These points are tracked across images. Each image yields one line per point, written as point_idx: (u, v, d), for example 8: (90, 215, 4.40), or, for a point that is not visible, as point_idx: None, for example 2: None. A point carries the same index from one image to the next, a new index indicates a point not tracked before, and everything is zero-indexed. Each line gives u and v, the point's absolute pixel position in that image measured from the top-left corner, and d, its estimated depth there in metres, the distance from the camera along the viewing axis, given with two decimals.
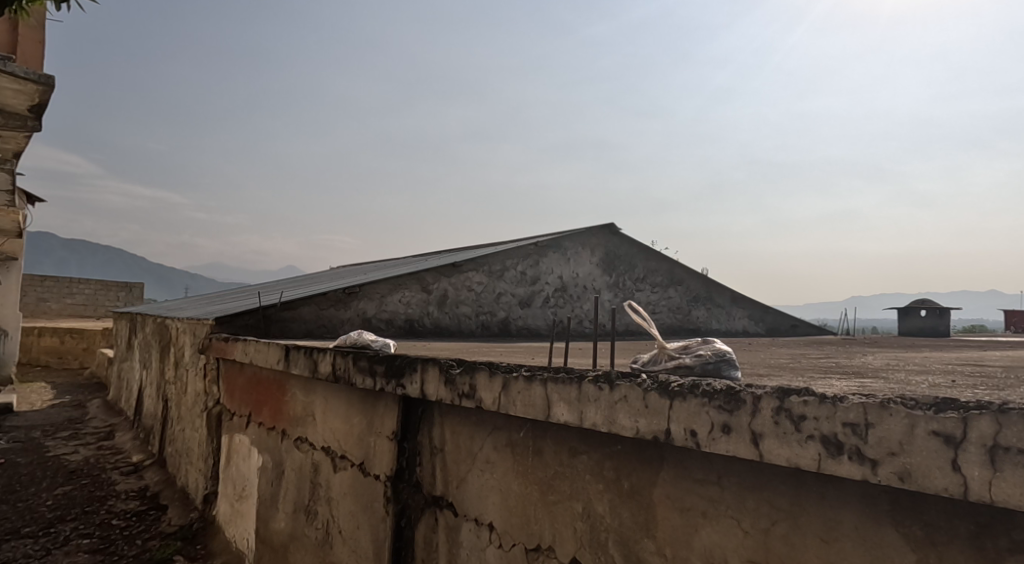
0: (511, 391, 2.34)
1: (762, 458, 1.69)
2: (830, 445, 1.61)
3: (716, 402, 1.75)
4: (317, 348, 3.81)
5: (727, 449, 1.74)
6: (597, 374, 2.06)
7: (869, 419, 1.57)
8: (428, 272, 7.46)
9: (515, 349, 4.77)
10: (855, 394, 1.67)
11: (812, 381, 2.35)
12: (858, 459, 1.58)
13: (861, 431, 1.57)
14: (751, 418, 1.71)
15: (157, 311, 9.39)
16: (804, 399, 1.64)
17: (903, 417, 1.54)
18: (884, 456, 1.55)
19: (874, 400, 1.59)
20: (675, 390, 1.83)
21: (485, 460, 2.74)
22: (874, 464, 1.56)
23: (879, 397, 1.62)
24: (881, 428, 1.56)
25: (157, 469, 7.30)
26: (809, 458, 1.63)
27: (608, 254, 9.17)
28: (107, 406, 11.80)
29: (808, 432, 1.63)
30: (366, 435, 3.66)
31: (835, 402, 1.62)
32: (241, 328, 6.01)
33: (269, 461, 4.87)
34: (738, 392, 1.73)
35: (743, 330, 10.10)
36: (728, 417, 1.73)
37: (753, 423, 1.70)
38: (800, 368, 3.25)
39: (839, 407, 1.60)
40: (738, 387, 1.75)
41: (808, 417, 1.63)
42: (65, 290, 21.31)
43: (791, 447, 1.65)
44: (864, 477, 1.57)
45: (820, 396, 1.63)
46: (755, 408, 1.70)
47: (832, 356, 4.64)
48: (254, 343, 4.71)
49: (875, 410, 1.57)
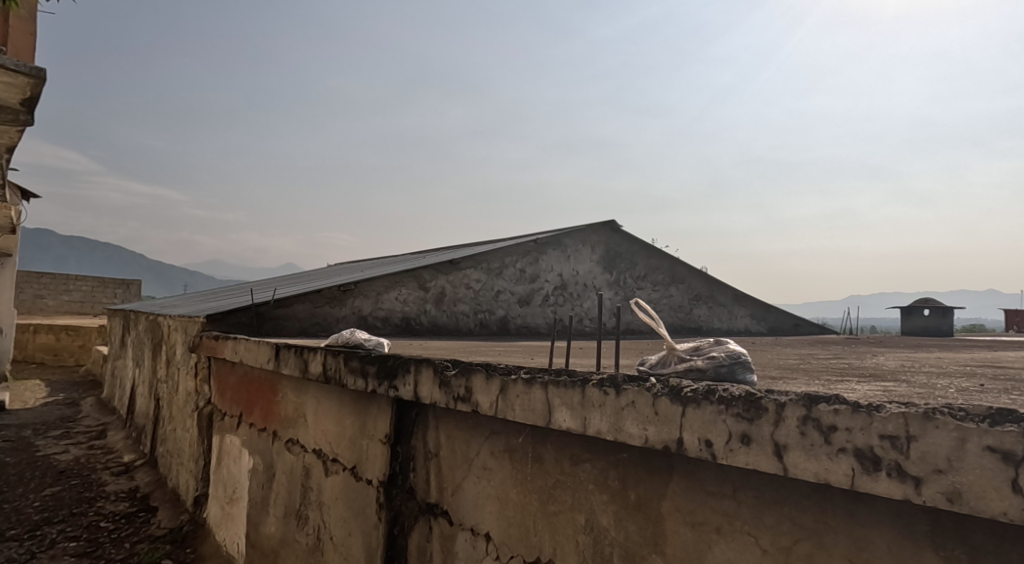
0: (509, 394, 2.19)
1: (787, 472, 1.56)
2: (864, 460, 1.47)
3: (734, 409, 1.62)
4: (307, 347, 3.65)
5: (747, 461, 1.60)
6: (601, 377, 1.91)
7: (911, 432, 1.43)
8: (425, 269, 7.31)
9: (514, 348, 4.62)
10: (894, 401, 1.53)
11: (830, 385, 2.21)
12: (897, 476, 1.44)
13: (901, 445, 1.44)
14: (774, 428, 1.58)
15: (150, 307, 9.23)
16: (835, 408, 1.51)
17: (952, 430, 1.40)
18: (929, 473, 1.42)
19: (916, 410, 1.45)
20: (688, 395, 1.69)
21: (482, 466, 2.60)
22: (918, 483, 1.42)
23: (922, 406, 1.48)
24: (925, 442, 1.42)
25: (148, 469, 7.15)
26: (840, 474, 1.50)
27: (609, 252, 9.02)
28: (100, 404, 11.64)
29: (840, 444, 1.50)
30: (358, 438, 3.52)
31: (871, 411, 1.48)
32: (233, 326, 5.86)
33: (260, 463, 4.72)
34: (758, 399, 1.59)
35: (745, 329, 9.96)
36: (748, 426, 1.60)
37: (776, 433, 1.57)
38: (812, 369, 3.10)
39: (875, 418, 1.47)
40: (758, 393, 1.62)
41: (840, 427, 1.50)
42: (62, 287, 21.11)
43: (820, 461, 1.52)
44: (906, 497, 1.43)
45: (853, 405, 1.50)
46: (778, 417, 1.56)
47: (841, 357, 4.50)
48: (244, 342, 4.56)
49: (919, 422, 1.43)
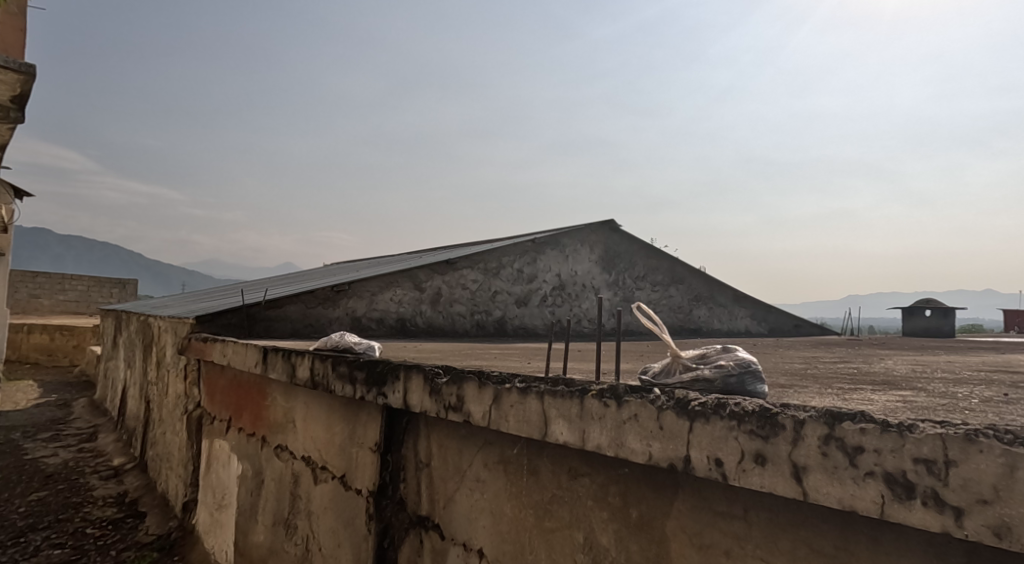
0: (502, 404, 2.06)
1: (807, 497, 1.45)
2: (897, 487, 1.37)
3: (748, 426, 1.51)
4: (295, 351, 3.52)
5: (762, 483, 1.50)
6: (601, 387, 1.79)
7: (951, 456, 1.34)
8: (421, 269, 7.17)
9: (511, 351, 4.49)
10: (929, 420, 1.43)
11: (844, 394, 2.08)
12: (934, 505, 1.34)
13: (939, 470, 1.34)
14: (791, 447, 1.48)
15: (142, 308, 9.08)
16: (862, 427, 1.41)
17: (998, 456, 1.30)
18: (972, 504, 1.31)
19: (956, 432, 1.35)
20: (696, 409, 1.58)
21: (474, 478, 2.47)
22: (958, 514, 1.32)
23: (961, 426, 1.38)
24: (967, 468, 1.32)
25: (137, 473, 7.01)
26: (868, 501, 1.40)
27: (608, 251, 8.89)
28: (93, 405, 11.49)
29: (867, 468, 1.40)
30: (348, 446, 3.38)
31: (904, 432, 1.39)
32: (224, 327, 5.73)
33: (249, 469, 4.58)
34: (774, 415, 1.50)
35: (745, 330, 9.84)
36: (763, 445, 1.49)
37: (794, 453, 1.47)
38: (821, 375, 2.98)
39: (909, 439, 1.37)
40: (774, 409, 1.52)
41: (867, 450, 1.40)
42: (58, 286, 20.92)
43: (845, 486, 1.42)
44: (943, 528, 1.33)
45: (884, 425, 1.40)
46: (797, 436, 1.46)
47: (847, 360, 4.37)
48: (232, 344, 4.42)
49: (959, 445, 1.33)
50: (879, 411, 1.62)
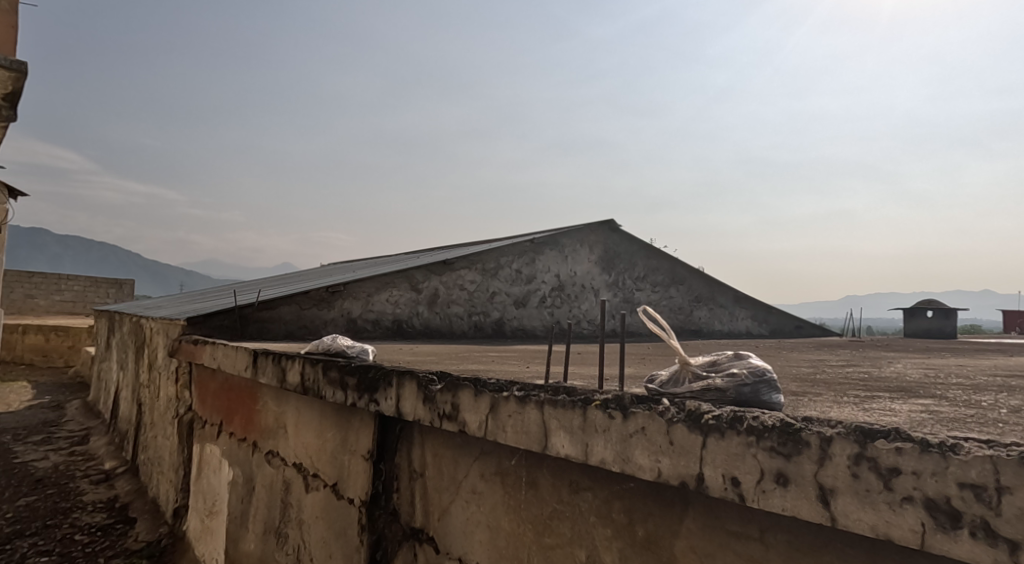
0: (499, 413, 1.94)
1: (835, 522, 1.37)
2: (939, 514, 1.29)
3: (767, 442, 1.44)
4: (285, 354, 3.39)
5: (783, 505, 1.42)
6: (606, 398, 1.70)
7: (1003, 482, 1.25)
8: (418, 269, 7.05)
9: (509, 354, 4.37)
10: (974, 440, 1.35)
11: (862, 402, 1.96)
12: (984, 536, 1.25)
13: (988, 497, 1.25)
14: (817, 467, 1.40)
15: (135, 308, 8.95)
16: (898, 447, 1.33)
17: None
18: None
19: (1007, 455, 1.27)
20: (709, 423, 1.51)
21: (470, 490, 2.35)
22: (1013, 547, 1.23)
23: (1011, 448, 1.29)
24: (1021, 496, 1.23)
25: (128, 477, 6.88)
26: (906, 529, 1.31)
27: (608, 252, 8.77)
28: (87, 407, 11.35)
29: (905, 493, 1.32)
30: (340, 453, 3.26)
31: (947, 453, 1.30)
32: (216, 329, 5.60)
33: (239, 475, 4.46)
34: (797, 431, 1.42)
35: (746, 331, 9.73)
36: (785, 464, 1.42)
37: (821, 474, 1.39)
38: (832, 380, 2.86)
39: (953, 462, 1.29)
40: (796, 424, 1.44)
41: (905, 472, 1.32)
42: (54, 287, 20.74)
43: (879, 512, 1.33)
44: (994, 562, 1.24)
45: (923, 445, 1.32)
46: (824, 455, 1.38)
47: (855, 363, 4.25)
48: (222, 347, 4.30)
49: (1012, 471, 1.24)
50: (911, 424, 1.53)
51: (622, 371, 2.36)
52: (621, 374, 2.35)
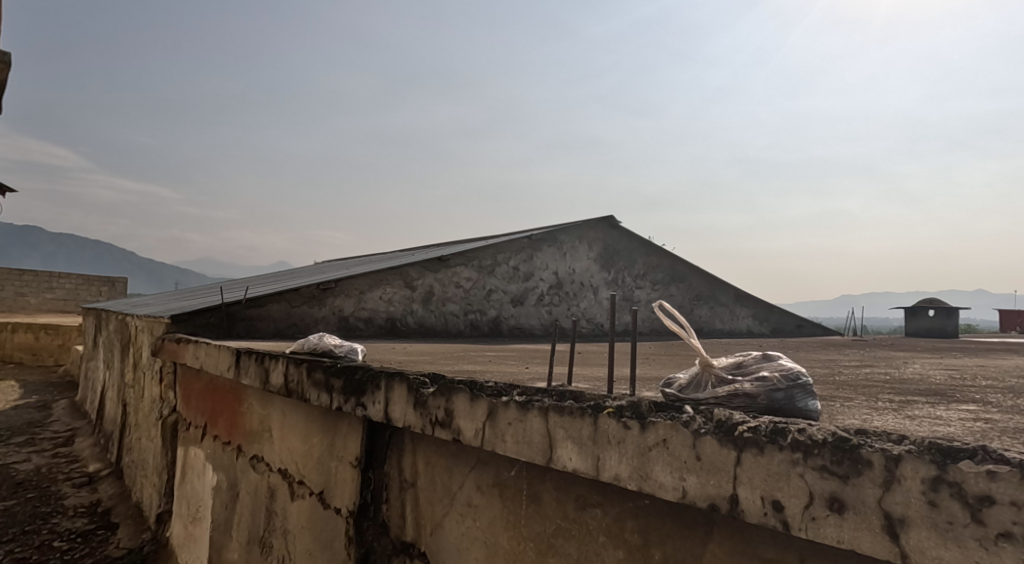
0: (498, 421, 1.74)
1: (906, 558, 1.21)
2: None
3: (820, 462, 1.28)
4: (268, 354, 3.19)
5: (839, 535, 1.26)
6: (619, 404, 1.52)
7: None
8: (412, 266, 6.83)
9: (507, 353, 4.18)
10: None
11: (901, 408, 1.77)
12: None
13: None
14: (881, 492, 1.24)
15: (121, 306, 8.70)
16: (986, 471, 1.17)
17: None
18: None
19: None
20: (744, 437, 1.35)
21: (466, 503, 2.16)
22: None
23: None
24: None
25: (112, 481, 6.66)
26: None
27: (607, 249, 8.58)
28: (75, 407, 11.09)
29: (999, 528, 1.15)
30: (327, 459, 3.06)
31: None
32: (202, 327, 5.39)
33: (223, 480, 4.25)
34: (857, 449, 1.27)
35: (747, 329, 9.57)
36: (842, 486, 1.26)
37: (886, 500, 1.23)
38: (854, 384, 2.65)
39: None
40: (856, 441, 1.29)
41: (1000, 502, 1.15)
42: (45, 284, 20.41)
43: (964, 548, 1.17)
44: None
45: (1019, 471, 1.15)
46: (892, 478, 1.23)
47: (869, 364, 4.06)
48: (205, 346, 4.09)
49: None
50: (985, 438, 1.36)
51: (632, 371, 2.16)
52: (633, 373, 2.15)
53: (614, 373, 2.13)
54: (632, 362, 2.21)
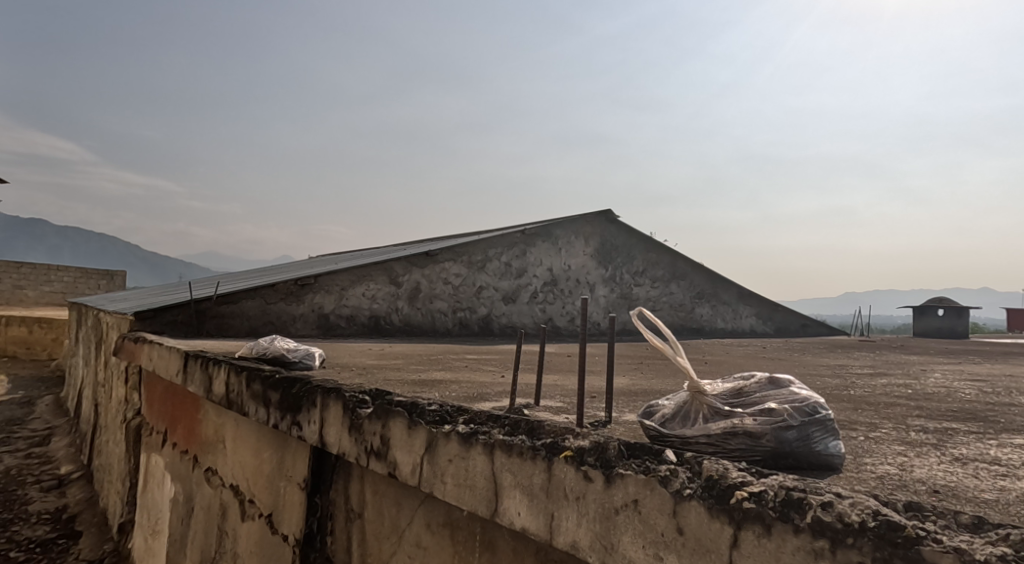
0: (437, 455, 1.42)
1: None
2: None
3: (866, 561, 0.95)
4: (212, 360, 2.86)
5: None
6: (581, 446, 1.24)
7: None
8: (397, 262, 6.47)
9: (488, 357, 3.83)
10: None
11: (942, 442, 1.43)
12: None
13: None
14: None
15: (99, 301, 8.35)
16: None
17: None
18: None
19: None
20: (747, 510, 1.03)
21: (415, 544, 1.82)
22: None
23: None
24: None
25: (82, 485, 6.35)
26: None
27: (605, 244, 8.22)
28: (59, 404, 10.75)
29: None
30: (275, 477, 2.73)
31: None
32: (168, 326, 5.04)
33: (180, 493, 3.92)
34: (922, 547, 0.94)
35: (750, 329, 9.24)
36: None
37: None
38: (869, 400, 2.31)
39: None
40: (920, 534, 0.95)
41: None
42: (43, 278, 19.90)
43: None
44: None
45: None
46: None
47: (885, 371, 3.70)
48: (158, 348, 3.75)
49: None
50: None
51: (610, 383, 1.80)
52: (609, 387, 1.79)
53: (587, 385, 1.77)
54: (608, 369, 1.85)
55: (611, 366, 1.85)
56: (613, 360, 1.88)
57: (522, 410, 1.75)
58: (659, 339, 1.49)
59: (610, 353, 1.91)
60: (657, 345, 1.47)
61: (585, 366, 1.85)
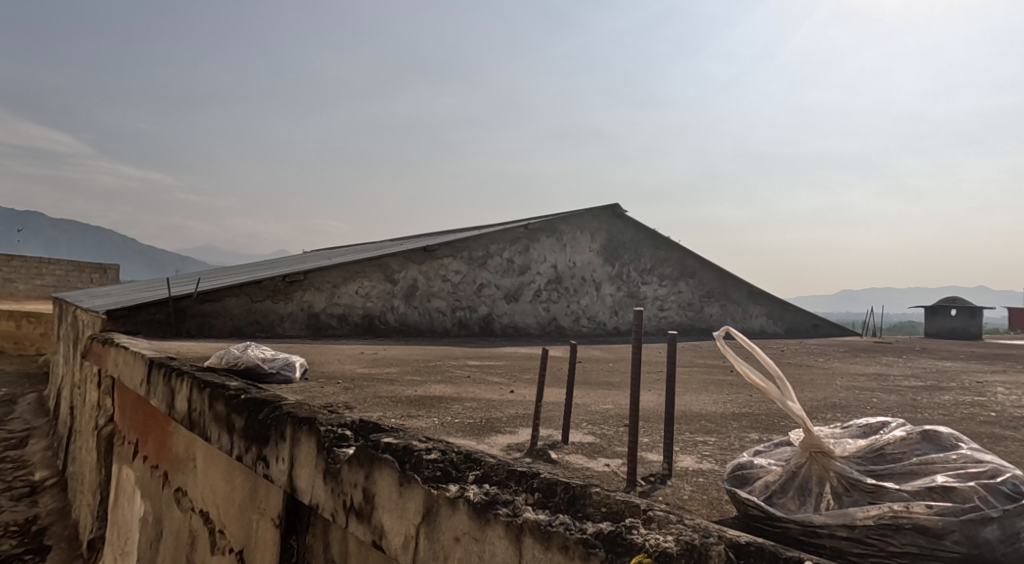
0: (440, 529, 1.08)
1: None
2: None
3: None
4: (176, 370, 2.45)
5: None
6: (659, 550, 0.92)
7: None
8: (393, 257, 6.07)
9: (492, 365, 3.47)
10: None
11: None
12: None
13: None
14: None
15: (78, 296, 7.91)
16: None
17: None
18: None
19: None
20: None
21: None
22: None
23: None
24: None
25: (56, 494, 5.96)
26: None
27: (611, 240, 7.82)
28: (40, 402, 10.27)
29: None
30: (246, 508, 2.34)
31: None
32: (144, 326, 4.63)
33: (150, 513, 3.53)
34: None
35: (761, 329, 8.87)
36: None
37: None
38: (953, 428, 1.93)
39: None
40: None
41: None
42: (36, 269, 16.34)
43: None
44: None
45: None
46: None
47: (937, 382, 3.32)
48: (124, 354, 3.36)
49: None
50: None
51: (668, 409, 1.39)
52: (666, 416, 1.38)
53: (638, 415, 1.36)
54: (667, 388, 1.43)
55: (670, 381, 1.44)
56: (671, 375, 1.46)
57: (548, 452, 1.36)
58: (751, 371, 1.20)
59: (669, 365, 1.49)
60: (752, 382, 1.18)
61: (636, 383, 1.44)
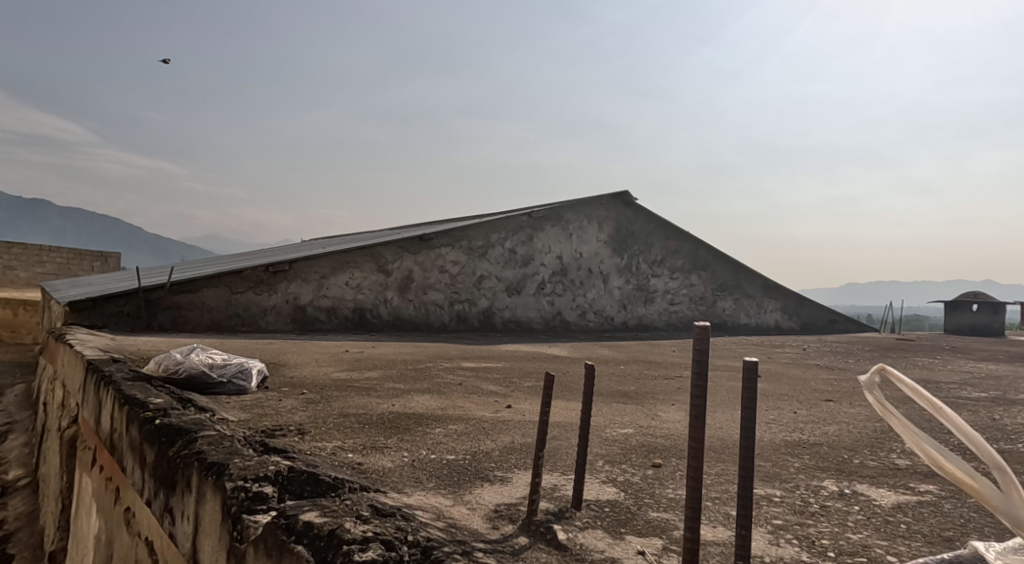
0: None
1: None
2: None
3: None
4: (106, 377, 2.02)
5: None
6: None
7: None
8: (386, 246, 5.65)
9: (489, 369, 3.05)
10: None
11: None
12: None
13: None
14: None
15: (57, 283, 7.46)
16: None
17: None
18: None
19: None
20: None
21: None
22: None
23: None
24: None
25: (26, 496, 5.55)
26: None
27: (620, 230, 7.38)
28: (26, 394, 9.76)
29: None
30: None
31: None
32: (111, 319, 4.20)
33: (102, 532, 3.13)
34: None
35: (775, 325, 8.43)
36: None
37: None
38: None
39: None
40: None
41: None
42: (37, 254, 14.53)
43: None
44: None
45: None
46: None
47: (1000, 392, 2.89)
48: (69, 354, 2.95)
49: None
50: None
51: (743, 460, 0.97)
52: (740, 472, 0.97)
53: (697, 464, 0.95)
54: (746, 433, 0.99)
55: (748, 420, 1.00)
56: (748, 409, 1.02)
57: (553, 537, 0.97)
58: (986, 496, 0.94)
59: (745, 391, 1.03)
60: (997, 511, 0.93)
61: (695, 422, 1.00)
